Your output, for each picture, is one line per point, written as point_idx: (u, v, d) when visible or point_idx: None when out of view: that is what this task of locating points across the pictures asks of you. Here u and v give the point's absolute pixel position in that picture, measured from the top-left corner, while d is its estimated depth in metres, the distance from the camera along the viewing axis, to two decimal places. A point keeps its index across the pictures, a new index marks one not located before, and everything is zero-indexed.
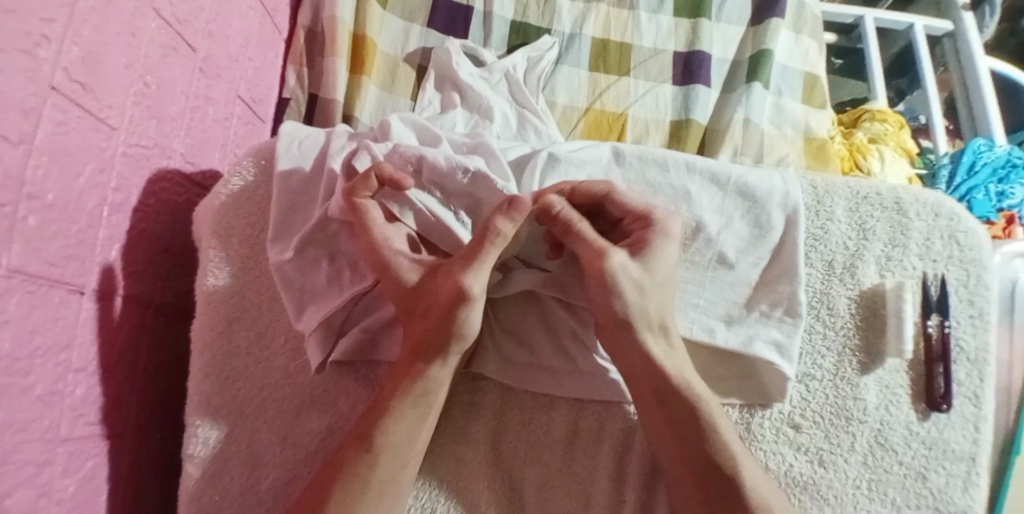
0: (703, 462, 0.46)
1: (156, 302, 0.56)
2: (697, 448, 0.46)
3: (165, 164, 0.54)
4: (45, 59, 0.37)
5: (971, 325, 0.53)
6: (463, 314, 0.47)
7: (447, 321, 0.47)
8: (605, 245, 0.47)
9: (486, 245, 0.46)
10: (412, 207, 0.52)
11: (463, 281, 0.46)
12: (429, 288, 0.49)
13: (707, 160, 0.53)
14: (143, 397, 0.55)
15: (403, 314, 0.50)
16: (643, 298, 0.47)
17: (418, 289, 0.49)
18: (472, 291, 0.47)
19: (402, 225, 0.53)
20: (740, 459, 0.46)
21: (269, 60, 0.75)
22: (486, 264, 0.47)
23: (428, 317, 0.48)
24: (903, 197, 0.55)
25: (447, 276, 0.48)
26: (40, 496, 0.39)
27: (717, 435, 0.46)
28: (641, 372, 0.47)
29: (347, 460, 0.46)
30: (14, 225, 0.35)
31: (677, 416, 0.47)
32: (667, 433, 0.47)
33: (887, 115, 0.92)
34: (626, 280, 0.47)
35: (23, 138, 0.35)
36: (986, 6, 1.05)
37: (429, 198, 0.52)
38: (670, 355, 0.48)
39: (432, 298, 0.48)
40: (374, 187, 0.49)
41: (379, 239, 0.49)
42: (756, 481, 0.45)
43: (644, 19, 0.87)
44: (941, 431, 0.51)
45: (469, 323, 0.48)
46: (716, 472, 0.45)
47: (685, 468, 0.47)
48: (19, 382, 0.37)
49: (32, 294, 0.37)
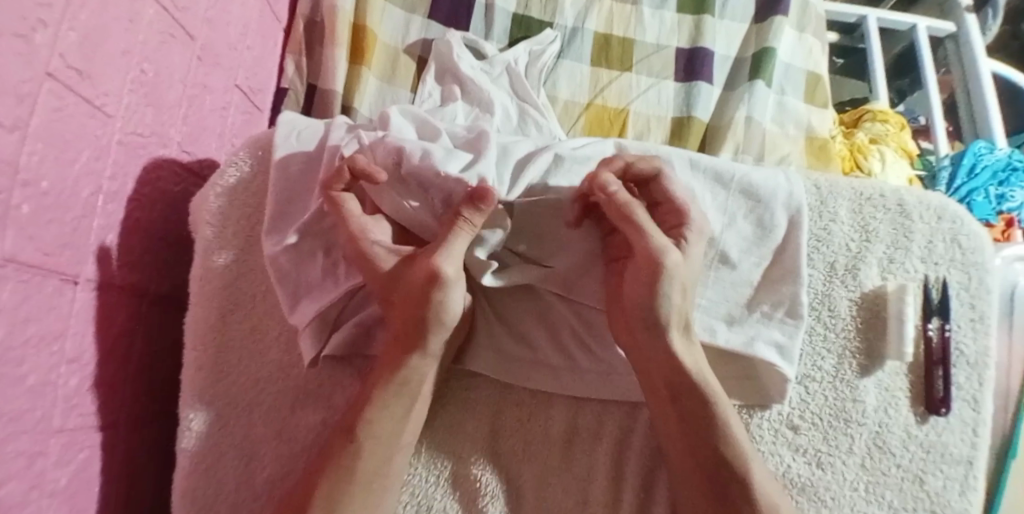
0: (709, 463, 0.46)
1: (151, 293, 0.56)
2: (698, 445, 0.46)
3: (161, 153, 0.53)
4: (42, 44, 0.36)
5: (972, 329, 0.52)
6: (440, 300, 0.47)
7: (425, 306, 0.47)
8: (655, 235, 0.47)
9: (454, 229, 0.46)
10: (397, 199, 0.51)
11: (436, 264, 0.46)
12: (405, 275, 0.48)
13: (711, 158, 0.53)
14: (137, 389, 0.54)
15: (383, 305, 0.49)
16: (672, 288, 0.46)
17: (399, 276, 0.48)
18: (446, 273, 0.46)
19: (383, 219, 0.52)
20: (751, 460, 0.46)
21: (268, 49, 0.74)
22: (457, 247, 0.47)
23: (406, 304, 0.48)
24: (906, 199, 0.54)
25: (423, 262, 0.47)
26: (32, 487, 0.39)
27: (733, 437, 0.46)
28: (653, 374, 0.48)
29: (334, 451, 0.46)
30: (8, 212, 0.34)
31: (682, 412, 0.47)
32: (674, 433, 0.47)
33: (888, 116, 0.92)
34: (670, 266, 0.46)
35: (18, 124, 0.34)
36: (990, 8, 1.05)
37: (410, 194, 0.51)
38: (691, 352, 0.48)
39: (406, 284, 0.47)
40: (348, 180, 0.49)
41: (357, 230, 0.49)
42: (767, 484, 0.46)
43: (647, 14, 0.86)
44: (940, 434, 0.51)
45: (447, 312, 0.47)
46: (720, 470, 0.46)
47: (691, 465, 0.47)
48: (12, 371, 0.36)
49: (26, 282, 0.37)
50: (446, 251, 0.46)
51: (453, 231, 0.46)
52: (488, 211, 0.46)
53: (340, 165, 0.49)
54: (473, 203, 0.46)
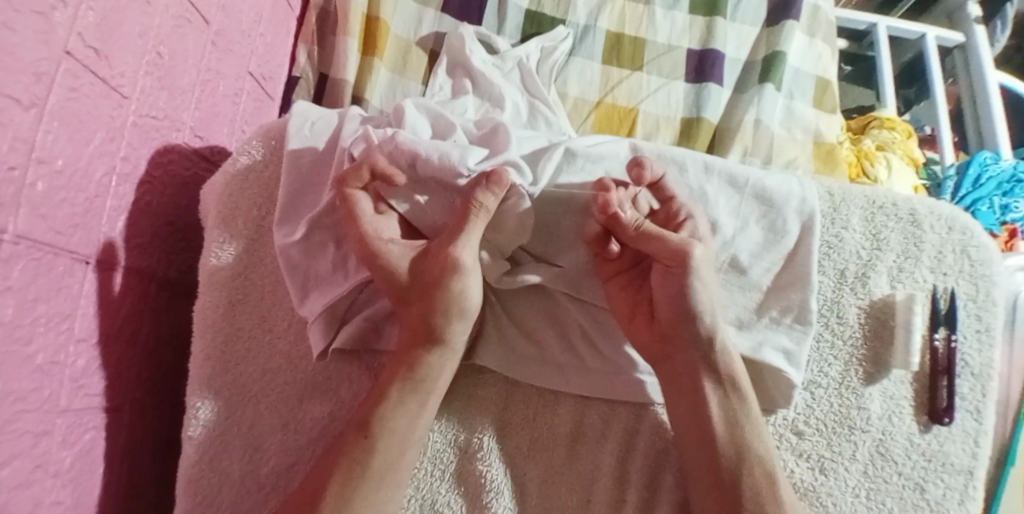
0: (726, 467, 0.47)
1: (160, 276, 0.55)
2: (714, 435, 0.47)
3: (174, 138, 0.52)
4: (59, 22, 0.35)
5: (977, 340, 0.53)
6: (458, 288, 0.48)
7: (445, 299, 0.48)
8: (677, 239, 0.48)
9: (470, 217, 0.46)
10: (407, 195, 0.50)
11: (454, 253, 0.47)
12: (426, 267, 0.48)
13: (726, 162, 0.52)
14: (143, 372, 0.53)
15: (394, 301, 0.49)
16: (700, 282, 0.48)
17: (415, 274, 0.49)
18: (466, 261, 0.47)
19: (391, 214, 0.51)
20: (771, 466, 0.47)
21: (281, 37, 0.74)
22: (473, 235, 0.47)
23: (425, 297, 0.48)
24: (918, 208, 0.55)
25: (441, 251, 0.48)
26: (36, 467, 0.39)
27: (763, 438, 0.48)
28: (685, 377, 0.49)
29: (342, 447, 0.46)
30: (21, 190, 0.34)
31: (726, 415, 0.48)
32: (695, 441, 0.48)
33: (895, 123, 0.91)
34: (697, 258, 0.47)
35: (35, 102, 0.34)
36: (998, 20, 1.05)
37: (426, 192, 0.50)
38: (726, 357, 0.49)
39: (427, 277, 0.48)
40: (366, 179, 0.48)
41: (369, 231, 0.48)
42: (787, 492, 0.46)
43: (660, 15, 0.85)
44: (941, 444, 0.51)
45: (466, 301, 0.49)
46: (731, 494, 0.46)
47: (706, 472, 0.47)
48: (20, 349, 0.36)
49: (36, 261, 0.36)
50: (463, 240, 0.47)
51: (467, 222, 0.46)
52: (502, 194, 0.47)
53: (359, 162, 0.48)
54: (489, 187, 0.46)
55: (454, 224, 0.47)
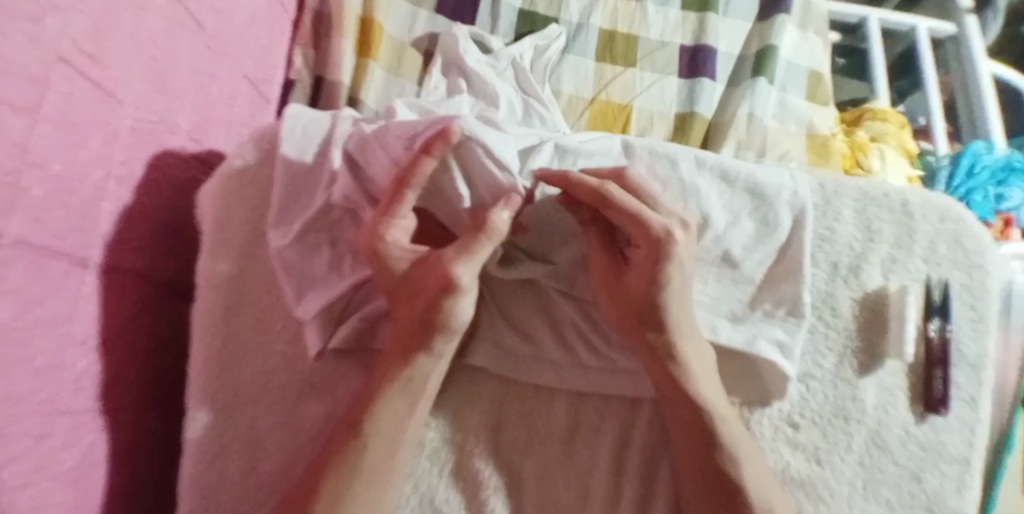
0: (716, 459, 0.47)
1: (157, 278, 0.55)
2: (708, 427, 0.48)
3: (169, 141, 0.53)
4: (52, 27, 0.36)
5: (972, 330, 0.53)
6: (450, 306, 0.47)
7: (434, 311, 0.47)
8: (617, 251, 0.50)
9: (482, 238, 0.46)
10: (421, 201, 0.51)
11: (453, 271, 0.46)
12: (420, 274, 0.48)
13: (717, 156, 0.52)
14: (143, 373, 0.54)
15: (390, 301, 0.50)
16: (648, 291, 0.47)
17: (408, 277, 0.48)
18: (462, 282, 0.46)
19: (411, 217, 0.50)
20: (745, 461, 0.47)
21: (275, 39, 0.74)
22: (480, 256, 0.47)
23: (415, 305, 0.48)
24: (911, 199, 0.55)
25: (437, 267, 0.47)
26: (37, 468, 0.39)
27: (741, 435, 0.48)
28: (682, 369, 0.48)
29: (336, 447, 0.46)
30: (17, 194, 0.34)
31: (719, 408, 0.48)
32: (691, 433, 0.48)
33: (888, 114, 0.91)
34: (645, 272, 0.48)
35: (28, 106, 0.34)
36: (990, 11, 1.05)
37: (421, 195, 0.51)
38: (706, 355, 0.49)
39: (420, 286, 0.48)
40: (426, 173, 0.46)
41: (382, 225, 0.48)
42: (758, 479, 0.47)
43: (652, 11, 0.86)
44: (937, 434, 0.51)
45: (454, 320, 0.48)
46: (723, 487, 0.47)
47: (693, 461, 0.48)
48: (19, 352, 0.36)
49: (33, 264, 0.37)
50: (463, 259, 0.46)
51: (477, 242, 0.46)
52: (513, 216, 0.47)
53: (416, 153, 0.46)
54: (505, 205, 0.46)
55: (462, 240, 0.47)
